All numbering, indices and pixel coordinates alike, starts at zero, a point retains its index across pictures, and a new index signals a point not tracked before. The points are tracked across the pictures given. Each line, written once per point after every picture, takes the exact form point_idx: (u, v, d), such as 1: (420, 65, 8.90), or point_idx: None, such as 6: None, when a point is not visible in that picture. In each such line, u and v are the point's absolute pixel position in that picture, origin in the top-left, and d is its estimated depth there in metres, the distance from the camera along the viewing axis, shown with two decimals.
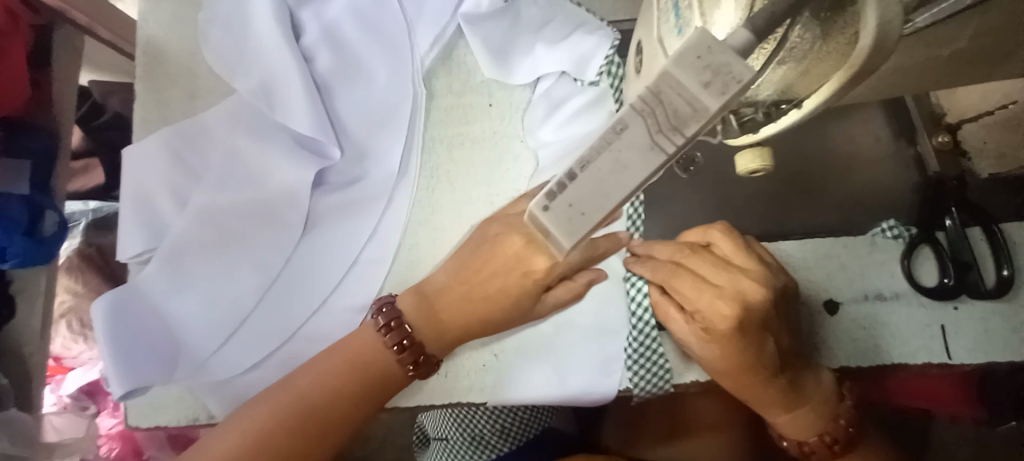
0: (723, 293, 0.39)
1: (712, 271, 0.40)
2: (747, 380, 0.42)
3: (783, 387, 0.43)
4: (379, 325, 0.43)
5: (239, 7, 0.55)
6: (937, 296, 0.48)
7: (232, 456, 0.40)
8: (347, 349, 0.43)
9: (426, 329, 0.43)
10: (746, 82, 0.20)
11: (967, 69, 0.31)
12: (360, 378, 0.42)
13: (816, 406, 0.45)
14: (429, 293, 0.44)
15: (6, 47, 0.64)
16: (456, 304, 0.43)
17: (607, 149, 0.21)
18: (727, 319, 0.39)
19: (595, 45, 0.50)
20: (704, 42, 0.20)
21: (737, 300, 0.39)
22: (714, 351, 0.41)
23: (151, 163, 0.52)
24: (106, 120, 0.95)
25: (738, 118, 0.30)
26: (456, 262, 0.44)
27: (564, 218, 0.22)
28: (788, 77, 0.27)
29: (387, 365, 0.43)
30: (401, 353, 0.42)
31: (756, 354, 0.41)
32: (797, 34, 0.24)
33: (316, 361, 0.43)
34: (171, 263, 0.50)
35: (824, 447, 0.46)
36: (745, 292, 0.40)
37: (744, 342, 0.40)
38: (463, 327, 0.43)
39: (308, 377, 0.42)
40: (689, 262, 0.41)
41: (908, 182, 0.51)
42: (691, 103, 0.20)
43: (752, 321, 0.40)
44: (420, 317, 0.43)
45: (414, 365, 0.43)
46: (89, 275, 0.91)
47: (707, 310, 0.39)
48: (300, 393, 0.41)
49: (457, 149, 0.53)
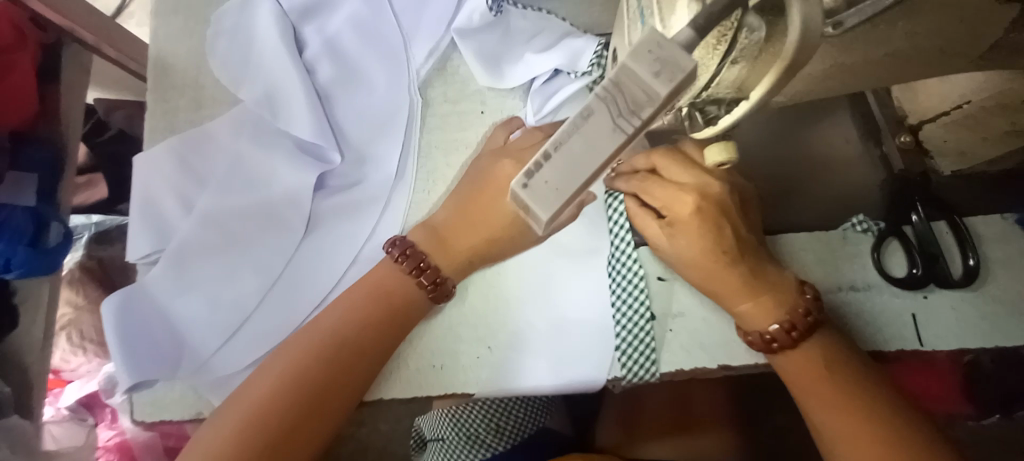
0: (685, 186, 0.43)
1: (671, 165, 0.44)
2: (713, 270, 0.43)
3: (749, 271, 0.43)
4: (394, 256, 0.45)
5: (245, 23, 0.58)
6: (907, 286, 0.50)
7: (266, 391, 0.41)
8: (368, 282, 0.45)
9: (439, 256, 0.46)
10: (690, 71, 0.23)
11: (906, 67, 0.34)
12: (384, 306, 0.44)
13: (777, 295, 0.43)
14: (437, 227, 0.47)
15: (14, 62, 0.67)
16: (461, 229, 0.46)
17: (578, 132, 0.24)
18: (687, 205, 0.43)
19: (585, 43, 0.54)
20: (654, 39, 0.23)
21: (699, 189, 0.43)
22: (685, 239, 0.43)
23: (159, 170, 0.55)
24: (111, 136, 0.99)
25: (704, 116, 0.33)
26: (457, 198, 0.47)
27: (543, 195, 0.24)
28: (744, 75, 0.30)
29: (410, 291, 0.45)
30: (420, 275, 0.45)
31: (720, 234, 0.43)
32: (746, 36, 0.28)
33: (346, 304, 0.45)
34: (177, 263, 0.52)
35: (785, 335, 0.42)
36: (706, 188, 0.44)
37: (707, 223, 0.43)
38: (469, 251, 0.46)
39: (335, 314, 0.44)
40: (657, 169, 0.44)
41: (876, 180, 0.55)
42: (646, 91, 0.23)
43: (711, 205, 0.43)
44: (429, 247, 0.46)
45: (433, 286, 0.45)
46: (90, 287, 0.93)
47: (671, 200, 0.43)
48: (326, 328, 0.44)
49: (453, 153, 0.56)
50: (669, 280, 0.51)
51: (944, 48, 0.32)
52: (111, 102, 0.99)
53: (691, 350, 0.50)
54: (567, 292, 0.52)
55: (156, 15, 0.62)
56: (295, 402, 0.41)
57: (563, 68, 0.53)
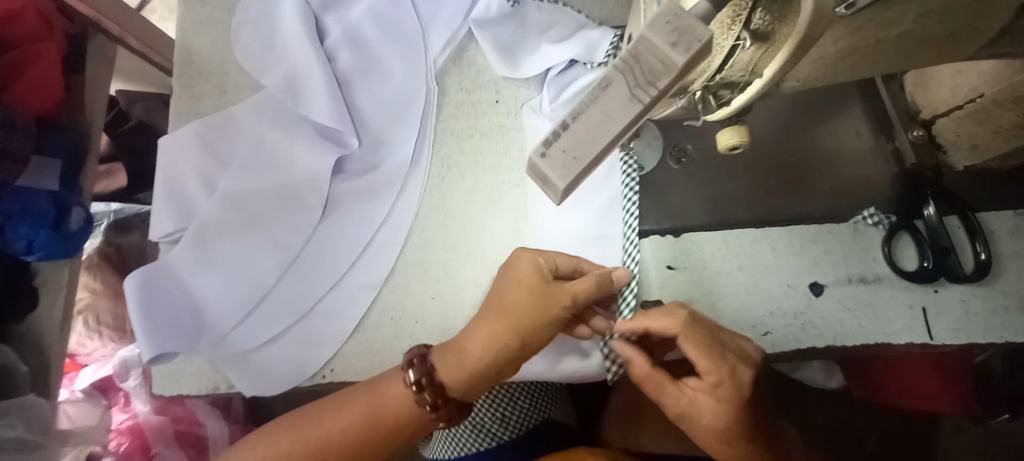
0: (715, 399, 0.43)
1: (699, 360, 0.42)
2: (728, 450, 0.44)
3: (764, 457, 0.45)
4: (411, 381, 0.45)
5: (269, 11, 0.60)
6: (918, 279, 0.51)
7: None
8: (370, 415, 0.46)
9: (464, 389, 0.44)
10: (707, 40, 0.23)
11: (917, 53, 0.35)
12: (385, 432, 0.46)
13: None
14: (463, 344, 0.45)
15: (38, 51, 0.69)
16: (479, 344, 0.44)
17: (595, 103, 0.25)
18: (712, 427, 0.43)
19: (601, 34, 0.55)
20: (672, 10, 0.24)
21: (728, 406, 0.42)
22: (711, 415, 0.43)
23: (184, 151, 0.57)
24: (132, 127, 1.01)
25: (717, 99, 0.34)
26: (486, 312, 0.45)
27: (559, 164, 0.25)
28: (756, 57, 0.30)
29: (422, 420, 0.46)
30: (422, 394, 0.44)
31: (742, 420, 0.43)
32: (760, 16, 0.28)
33: (351, 413, 0.46)
34: (199, 241, 0.53)
35: None
36: (737, 367, 0.43)
37: (729, 407, 0.42)
38: (490, 367, 0.44)
39: (341, 421, 0.46)
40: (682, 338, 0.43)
41: (889, 172, 0.54)
42: (662, 61, 0.24)
43: (738, 428, 0.43)
44: (450, 367, 0.44)
45: (434, 407, 0.44)
46: (107, 273, 0.95)
47: (687, 404, 0.44)
48: (324, 449, 0.46)
49: (466, 141, 0.57)
50: (679, 269, 0.53)
51: (954, 31, 0.33)
52: (133, 94, 1.02)
53: None
54: None
55: (183, 4, 0.64)
56: None
57: (579, 58, 0.54)
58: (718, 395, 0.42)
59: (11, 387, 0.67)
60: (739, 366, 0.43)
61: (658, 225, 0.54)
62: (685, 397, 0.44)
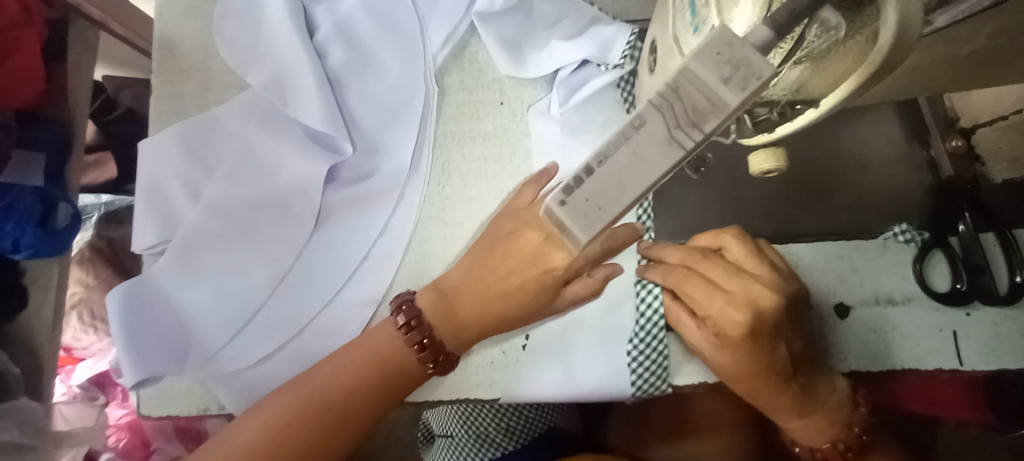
0: (734, 300, 0.40)
1: (703, 297, 0.41)
2: (760, 386, 0.43)
3: (794, 397, 0.44)
4: (400, 323, 0.44)
5: (252, 2, 0.55)
6: (948, 301, 0.48)
7: (254, 436, 0.41)
8: (366, 346, 0.44)
9: (444, 326, 0.44)
10: (767, 77, 0.20)
11: (983, 69, 0.31)
12: (382, 375, 0.43)
13: (827, 413, 0.46)
14: (447, 291, 0.44)
15: (21, 39, 0.65)
16: (473, 300, 0.43)
17: (626, 144, 0.21)
18: (737, 326, 0.40)
19: (616, 31, 0.50)
20: (724, 37, 0.20)
21: (749, 307, 0.40)
22: (724, 357, 0.42)
23: (165, 156, 0.53)
24: (119, 115, 0.96)
25: (752, 118, 0.30)
26: (469, 259, 0.44)
27: (581, 213, 0.22)
28: (805, 77, 0.26)
29: (406, 360, 0.44)
30: (422, 351, 0.43)
31: (768, 360, 0.41)
32: (814, 33, 0.25)
33: (339, 361, 0.44)
34: (185, 254, 0.50)
35: (837, 453, 0.47)
36: (757, 299, 0.40)
37: (765, 338, 0.40)
38: (479, 325, 0.44)
39: (328, 372, 0.43)
40: (701, 267, 0.42)
41: (920, 184, 0.50)
42: (710, 99, 0.20)
43: (762, 327, 0.40)
44: (438, 318, 0.44)
45: (434, 363, 0.44)
46: (100, 267, 0.92)
47: (718, 317, 0.40)
48: (319, 387, 0.43)
49: (469, 146, 0.53)
50: None
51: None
52: (119, 80, 0.96)
53: None
54: None
55: None
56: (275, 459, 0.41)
57: (591, 58, 0.50)
58: (755, 328, 0.40)
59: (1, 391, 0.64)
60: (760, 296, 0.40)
61: (672, 239, 0.51)
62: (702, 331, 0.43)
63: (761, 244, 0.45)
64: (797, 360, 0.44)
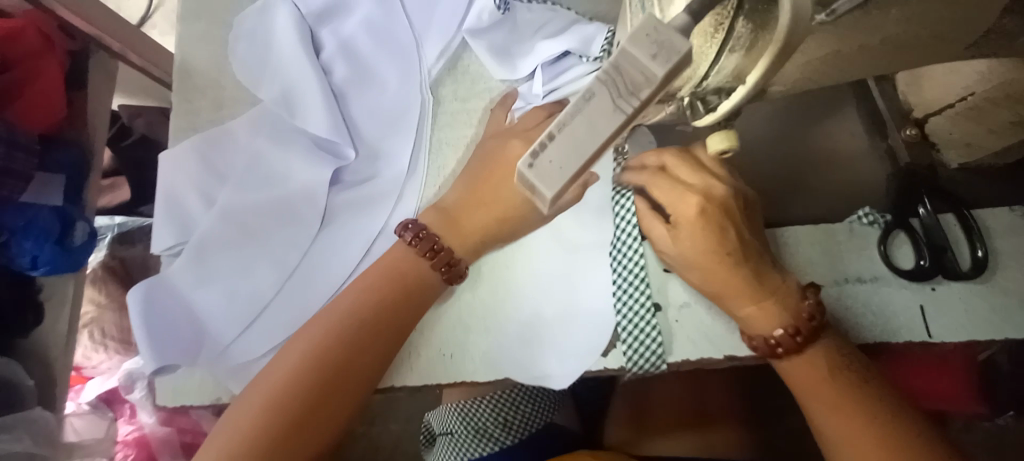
0: (693, 188, 0.46)
1: (668, 193, 0.46)
2: (721, 270, 0.45)
3: (749, 278, 0.45)
4: (408, 238, 0.47)
5: (265, 26, 0.61)
6: (915, 277, 0.50)
7: (295, 363, 0.44)
8: (384, 266, 0.47)
9: (452, 238, 0.48)
10: (685, 52, 0.24)
11: (899, 54, 0.35)
12: (386, 292, 0.46)
13: (783, 299, 0.45)
14: (448, 208, 0.49)
15: (40, 67, 0.70)
16: (472, 210, 0.48)
17: (580, 114, 0.25)
18: (693, 206, 0.45)
19: (597, 29, 0.56)
20: (651, 23, 0.25)
21: (705, 193, 0.46)
22: (688, 244, 0.45)
23: (183, 165, 0.58)
24: (134, 141, 1.02)
25: (706, 104, 0.33)
26: (466, 180, 0.50)
27: (547, 174, 0.25)
28: (741, 64, 0.31)
29: (422, 272, 0.47)
30: (434, 258, 0.46)
31: (723, 240, 0.45)
32: (743, 24, 0.29)
33: (360, 286, 0.47)
34: (201, 254, 0.54)
35: (789, 339, 0.43)
36: (713, 189, 0.46)
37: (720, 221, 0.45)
38: (481, 231, 0.48)
39: (350, 297, 0.46)
40: (668, 168, 0.47)
41: (882, 173, 0.55)
42: (645, 73, 0.25)
43: (719, 209, 0.45)
44: (444, 229, 0.48)
45: (447, 268, 0.47)
46: (111, 285, 0.96)
47: (678, 202, 0.46)
48: (344, 310, 0.46)
49: (462, 150, 0.58)
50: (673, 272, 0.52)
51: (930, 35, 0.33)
52: (135, 108, 1.02)
53: (698, 339, 0.50)
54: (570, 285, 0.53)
55: (180, 18, 0.65)
56: (319, 381, 0.43)
57: (574, 49, 0.55)
58: (707, 206, 0.45)
59: (16, 401, 0.67)
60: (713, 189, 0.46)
61: None
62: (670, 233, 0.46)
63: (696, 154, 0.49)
64: (753, 253, 0.45)
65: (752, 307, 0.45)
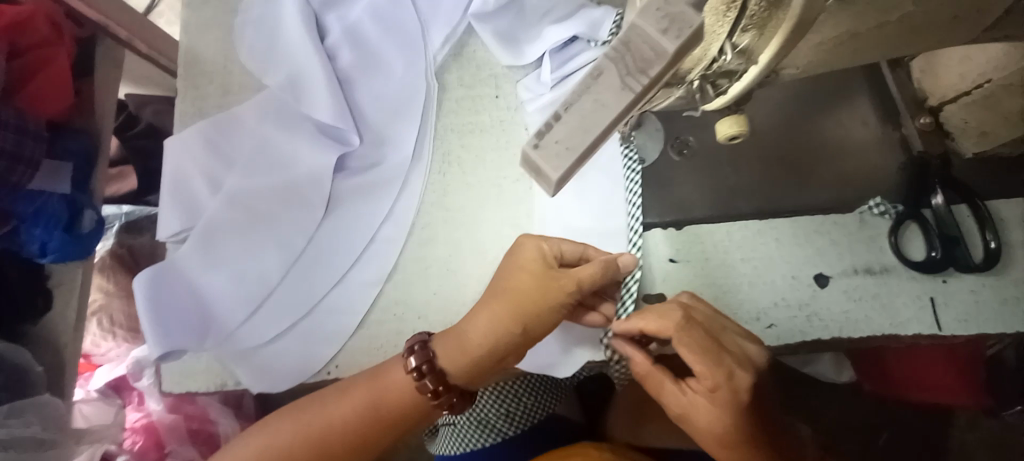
0: (716, 369, 0.43)
1: (693, 356, 0.43)
2: (743, 452, 0.44)
3: None
4: (411, 368, 0.45)
5: (270, 11, 0.61)
6: (927, 270, 0.50)
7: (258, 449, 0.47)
8: (376, 394, 0.47)
9: (460, 373, 0.45)
10: (697, 26, 0.23)
11: (916, 35, 0.34)
12: (379, 424, 0.47)
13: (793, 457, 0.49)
14: (465, 333, 0.45)
15: (49, 56, 0.71)
16: (479, 357, 0.45)
17: (587, 93, 0.25)
18: (712, 386, 0.43)
19: (604, 13, 0.54)
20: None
21: (727, 381, 0.43)
22: (714, 421, 0.43)
23: (189, 151, 0.58)
24: (141, 130, 1.02)
25: (716, 88, 0.34)
26: (486, 309, 0.45)
27: (553, 154, 0.25)
28: (752, 44, 0.30)
29: (421, 404, 0.47)
30: (436, 397, 0.46)
31: (746, 424, 0.44)
32: (756, 2, 0.27)
33: (347, 400, 0.47)
34: (204, 239, 0.54)
35: None
36: (735, 374, 0.43)
37: (734, 412, 0.43)
38: (485, 357, 0.45)
39: (338, 411, 0.47)
40: (685, 333, 0.43)
41: (895, 162, 0.53)
42: (654, 49, 0.24)
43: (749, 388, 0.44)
44: (458, 372, 0.45)
45: (449, 406, 0.46)
46: (119, 273, 0.97)
47: (705, 376, 0.43)
48: (333, 423, 0.47)
49: (467, 136, 0.57)
50: (680, 262, 0.52)
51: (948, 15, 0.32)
52: (142, 97, 1.03)
53: None
54: None
55: (186, 4, 0.64)
56: None
57: (582, 35, 0.54)
58: (721, 397, 0.43)
59: (25, 386, 0.68)
60: (735, 370, 0.44)
61: (659, 216, 0.54)
62: (686, 397, 0.44)
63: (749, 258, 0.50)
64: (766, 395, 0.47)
65: None
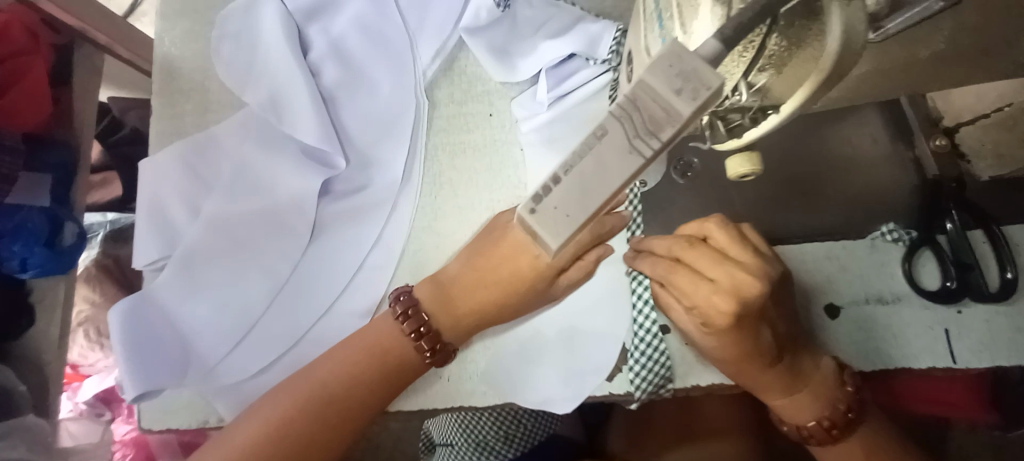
0: (719, 288, 0.39)
1: (689, 287, 0.40)
2: (747, 368, 0.43)
3: (782, 373, 0.43)
4: (397, 313, 0.45)
5: (249, 24, 0.57)
6: (940, 300, 0.48)
7: (249, 438, 0.42)
8: (367, 338, 0.45)
9: (444, 317, 0.45)
10: (715, 88, 0.21)
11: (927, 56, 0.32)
12: (377, 367, 0.44)
13: (815, 391, 0.44)
14: (444, 282, 0.46)
15: (26, 66, 0.67)
16: (471, 290, 0.45)
17: (589, 154, 0.23)
18: (723, 315, 0.39)
19: (602, 28, 0.52)
20: (676, 51, 0.22)
21: (734, 295, 0.38)
22: (712, 342, 0.42)
23: (165, 174, 0.54)
24: (125, 135, 0.96)
25: (726, 124, 0.31)
26: (467, 253, 0.46)
27: (550, 220, 0.24)
28: (772, 83, 0.28)
29: (407, 352, 0.45)
30: (419, 339, 0.44)
31: (754, 345, 0.41)
32: (775, 41, 0.26)
33: (338, 356, 0.45)
34: (181, 270, 0.51)
35: (824, 432, 0.44)
36: (743, 287, 0.39)
37: (745, 328, 0.40)
38: (477, 313, 0.45)
39: (326, 365, 0.45)
40: (687, 256, 0.41)
41: (907, 183, 0.51)
42: (666, 110, 0.22)
43: (748, 314, 0.39)
44: (436, 306, 0.45)
45: (431, 352, 0.45)
46: (106, 284, 0.92)
47: (703, 304, 0.39)
48: (319, 379, 0.44)
49: (459, 157, 0.54)
50: None
51: (956, 34, 0.30)
52: (125, 101, 0.98)
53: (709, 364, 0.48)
54: (573, 303, 0.51)
55: (162, 16, 0.61)
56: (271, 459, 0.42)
57: (580, 52, 0.51)
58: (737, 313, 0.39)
59: (9, 409, 0.64)
60: (744, 281, 0.39)
61: None
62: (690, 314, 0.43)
63: (741, 228, 0.44)
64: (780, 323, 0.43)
65: (781, 389, 0.44)
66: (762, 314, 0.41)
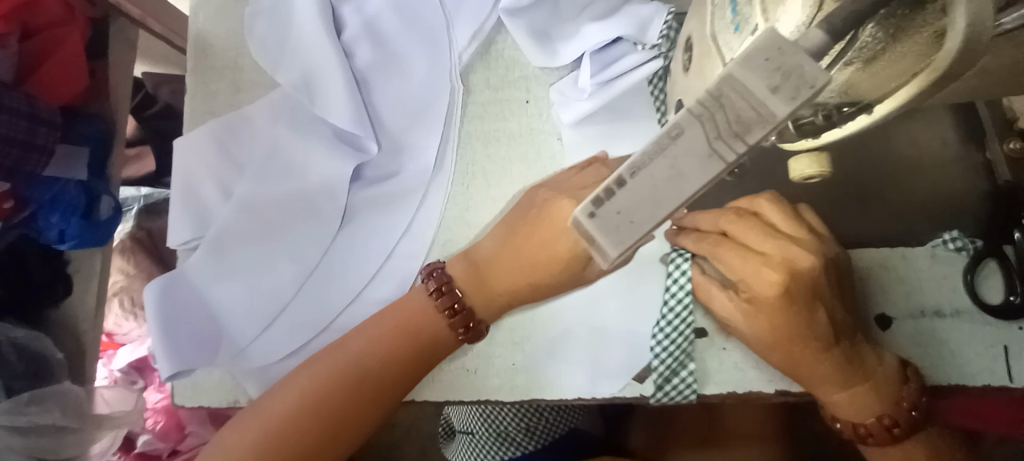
0: (769, 260, 0.38)
1: (737, 263, 0.39)
2: (800, 354, 0.41)
3: (839, 364, 0.41)
4: (430, 289, 0.44)
5: (283, 2, 0.56)
6: (1001, 315, 0.44)
7: (286, 409, 0.42)
8: (400, 312, 0.45)
9: (477, 296, 0.44)
10: (819, 87, 0.23)
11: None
12: (412, 343, 0.44)
13: (878, 387, 0.42)
14: (477, 260, 0.45)
15: (63, 36, 0.65)
16: (505, 269, 0.43)
17: (660, 156, 0.25)
18: (773, 285, 0.38)
19: (653, 11, 0.49)
20: (775, 44, 0.23)
21: (786, 267, 0.38)
22: (759, 328, 0.40)
23: (198, 153, 0.54)
24: (158, 110, 0.97)
25: (796, 120, 0.29)
26: (502, 229, 0.45)
27: (613, 227, 0.25)
28: (854, 78, 0.27)
29: (441, 328, 0.44)
30: (453, 317, 0.44)
31: (806, 325, 0.39)
32: (871, 32, 0.25)
33: (372, 331, 0.44)
34: (216, 250, 0.52)
35: (885, 430, 0.42)
36: (794, 260, 0.38)
37: (795, 311, 0.39)
38: (510, 291, 0.44)
39: (359, 339, 0.44)
40: (735, 230, 0.40)
41: (976, 190, 0.47)
42: (756, 109, 0.23)
43: (800, 287, 0.38)
44: (470, 283, 0.44)
45: (465, 329, 0.44)
46: (140, 257, 0.94)
47: (751, 278, 0.39)
48: (352, 352, 0.44)
49: (494, 145, 0.53)
50: None
51: None
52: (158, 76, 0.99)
53: (747, 371, 0.46)
54: (605, 302, 0.49)
55: None
56: (309, 429, 0.42)
57: (628, 36, 0.49)
58: (789, 291, 0.38)
59: (46, 374, 0.66)
60: (795, 256, 0.39)
61: None
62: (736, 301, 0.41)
63: (798, 209, 0.42)
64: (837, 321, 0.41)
65: (836, 383, 0.42)
66: (815, 293, 0.39)
